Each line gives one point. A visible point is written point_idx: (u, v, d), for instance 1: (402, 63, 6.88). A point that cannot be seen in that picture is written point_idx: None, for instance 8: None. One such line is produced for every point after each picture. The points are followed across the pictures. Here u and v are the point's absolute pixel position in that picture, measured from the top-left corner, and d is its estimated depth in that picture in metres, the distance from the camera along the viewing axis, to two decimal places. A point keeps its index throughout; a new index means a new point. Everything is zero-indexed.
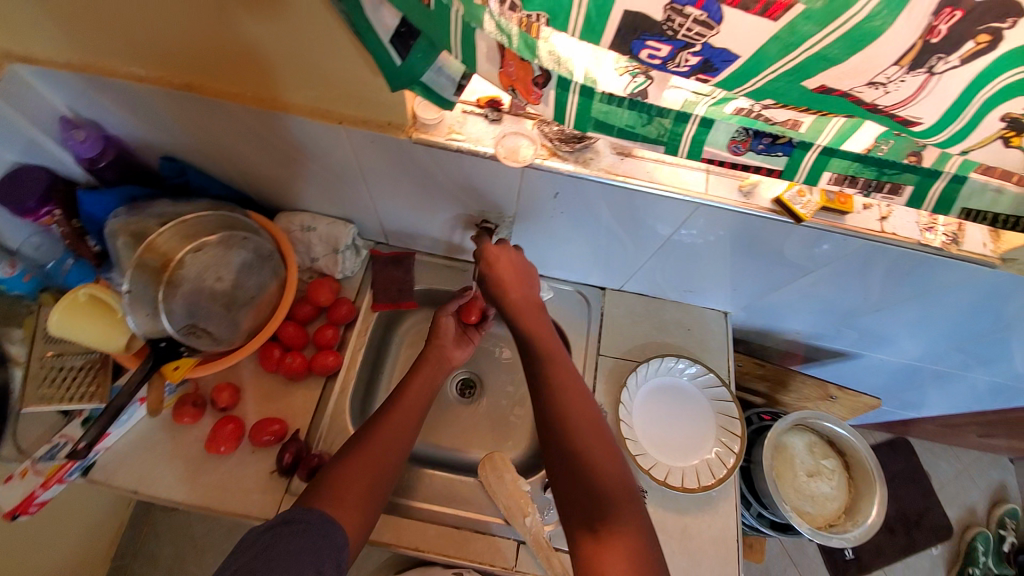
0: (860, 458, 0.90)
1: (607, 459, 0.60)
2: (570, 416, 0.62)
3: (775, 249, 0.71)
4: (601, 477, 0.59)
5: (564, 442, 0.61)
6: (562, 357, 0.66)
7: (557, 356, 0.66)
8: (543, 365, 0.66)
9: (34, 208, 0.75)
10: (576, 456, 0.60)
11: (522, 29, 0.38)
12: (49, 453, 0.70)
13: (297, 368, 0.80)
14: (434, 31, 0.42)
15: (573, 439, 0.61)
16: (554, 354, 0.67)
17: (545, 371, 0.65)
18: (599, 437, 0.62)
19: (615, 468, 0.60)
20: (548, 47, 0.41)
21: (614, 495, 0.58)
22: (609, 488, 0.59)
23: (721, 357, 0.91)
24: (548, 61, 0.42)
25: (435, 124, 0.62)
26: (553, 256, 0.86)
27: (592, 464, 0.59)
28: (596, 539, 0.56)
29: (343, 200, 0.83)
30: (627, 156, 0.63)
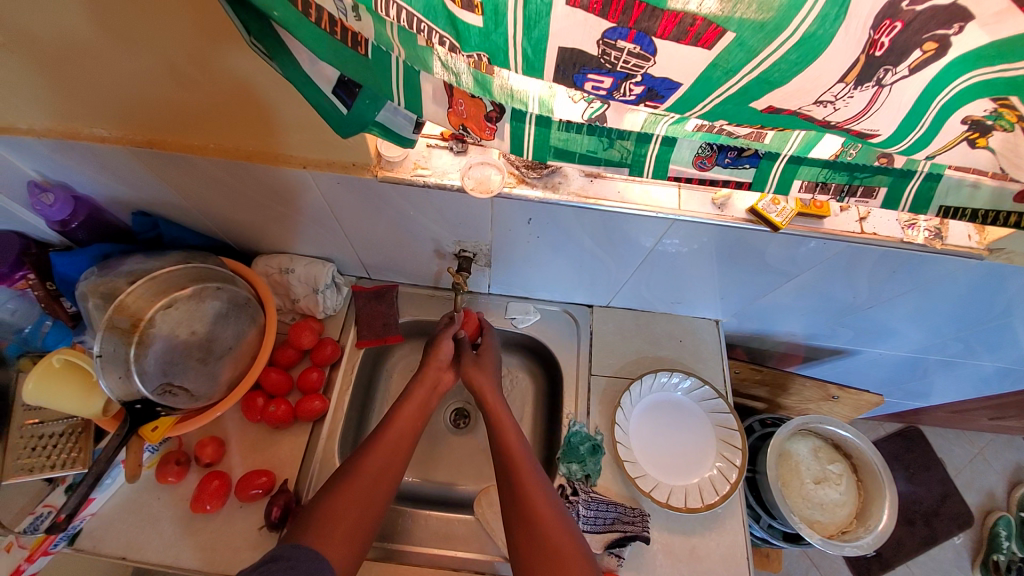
0: (867, 460, 0.88)
1: (558, 523, 0.62)
2: (528, 484, 0.65)
3: (756, 257, 0.70)
4: (554, 540, 0.60)
5: (523, 511, 0.63)
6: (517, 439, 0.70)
7: (512, 437, 0.70)
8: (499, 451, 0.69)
9: (8, 272, 0.74)
10: (533, 522, 0.62)
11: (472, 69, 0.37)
12: (31, 525, 0.67)
13: (282, 416, 0.78)
14: (375, 83, 0.39)
15: (530, 504, 0.63)
16: (509, 438, 0.71)
17: (500, 455, 0.69)
18: (552, 505, 0.64)
19: (567, 533, 0.61)
20: (501, 82, 0.39)
21: (568, 554, 0.59)
22: (565, 549, 0.60)
23: (715, 367, 0.89)
24: (500, 93, 0.39)
25: (399, 161, 0.61)
26: (536, 279, 0.85)
27: (548, 529, 0.61)
28: None
29: (319, 240, 0.82)
30: (596, 177, 0.62)
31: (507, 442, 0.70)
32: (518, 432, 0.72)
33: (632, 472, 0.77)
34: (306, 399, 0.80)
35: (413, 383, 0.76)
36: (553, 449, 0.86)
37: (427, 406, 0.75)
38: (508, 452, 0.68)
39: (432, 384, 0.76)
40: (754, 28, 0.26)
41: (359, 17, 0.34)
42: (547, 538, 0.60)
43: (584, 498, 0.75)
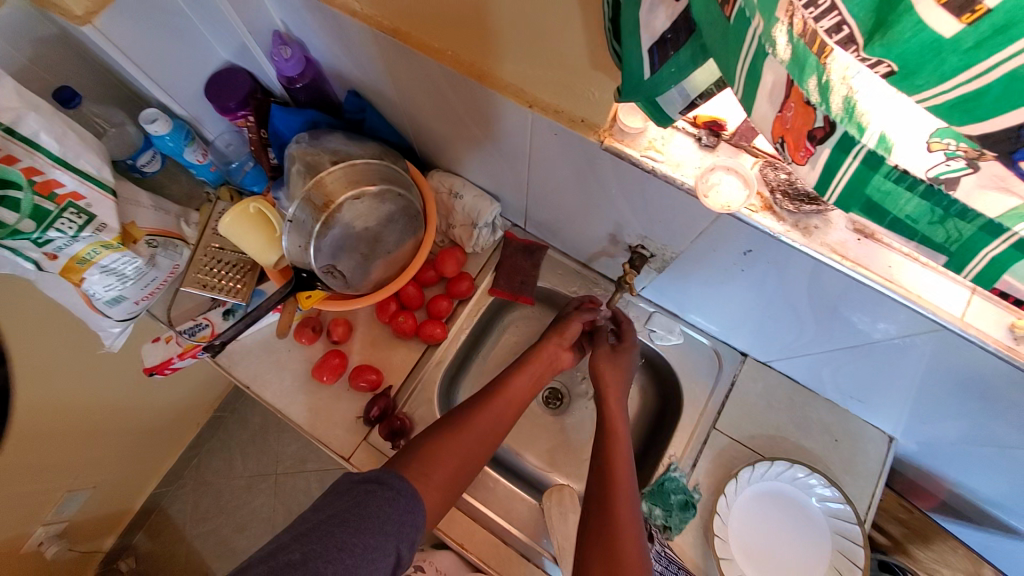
0: None
1: (632, 526, 0.58)
2: (619, 478, 0.62)
3: (1022, 409, 0.53)
4: (620, 544, 0.57)
5: (604, 500, 0.61)
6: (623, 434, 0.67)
7: (617, 431, 0.68)
8: (603, 438, 0.68)
9: (234, 110, 0.80)
10: (608, 516, 0.59)
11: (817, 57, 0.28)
12: (190, 330, 0.79)
13: (406, 329, 0.81)
14: (722, 51, 0.33)
15: (614, 501, 0.60)
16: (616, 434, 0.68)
17: (601, 445, 0.67)
18: (631, 509, 0.60)
19: (636, 541, 0.57)
20: (844, 91, 0.29)
21: (629, 560, 0.55)
22: (627, 557, 0.56)
23: (864, 487, 0.74)
24: (837, 108, 0.30)
25: (636, 134, 0.53)
26: (704, 304, 0.74)
27: (621, 528, 0.58)
28: None
29: (498, 175, 0.78)
30: (865, 237, 0.49)
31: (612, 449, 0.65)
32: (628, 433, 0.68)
33: (719, 552, 0.69)
34: (430, 323, 0.81)
35: (530, 355, 0.75)
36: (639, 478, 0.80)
37: (537, 380, 0.74)
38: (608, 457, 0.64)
39: (547, 364, 0.75)
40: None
41: None
42: (616, 536, 0.57)
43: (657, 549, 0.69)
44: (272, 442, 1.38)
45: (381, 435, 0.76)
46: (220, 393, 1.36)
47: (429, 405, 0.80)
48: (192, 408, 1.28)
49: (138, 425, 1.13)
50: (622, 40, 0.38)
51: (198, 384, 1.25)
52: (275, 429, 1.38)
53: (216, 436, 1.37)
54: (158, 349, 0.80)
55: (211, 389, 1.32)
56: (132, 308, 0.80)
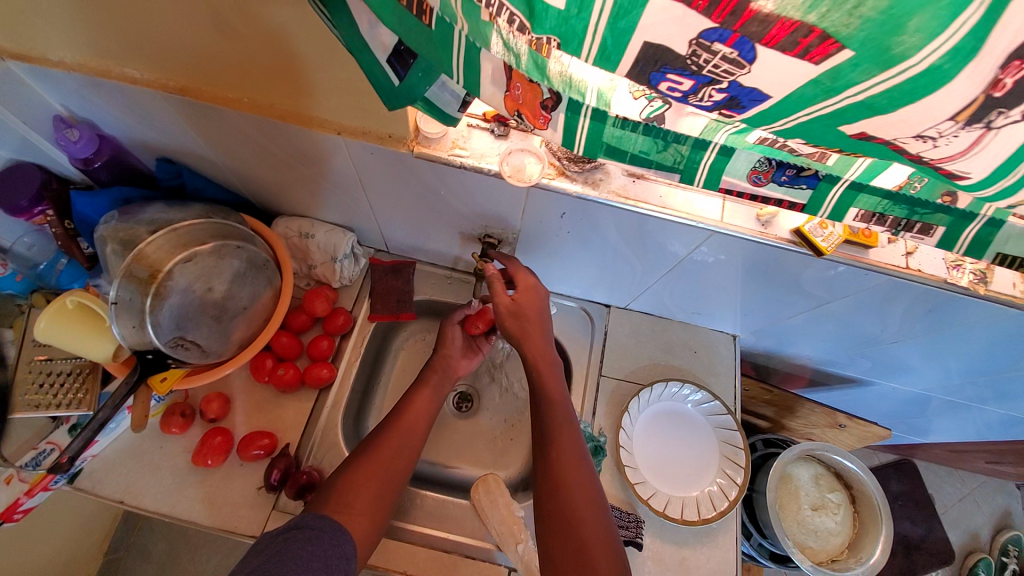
0: (867, 493, 0.85)
1: (590, 502, 0.56)
2: (563, 437, 0.60)
3: (792, 279, 0.67)
4: (585, 529, 0.55)
5: (556, 485, 0.57)
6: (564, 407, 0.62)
7: (558, 403, 0.62)
8: (544, 411, 0.62)
9: (27, 207, 0.73)
10: (563, 499, 0.57)
11: (532, 49, 0.34)
12: (33, 461, 0.67)
13: (290, 380, 0.78)
14: (436, 56, 0.38)
15: (559, 462, 0.59)
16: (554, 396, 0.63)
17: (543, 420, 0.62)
18: (586, 484, 0.58)
19: (598, 513, 0.56)
20: (559, 67, 0.36)
21: (597, 542, 0.54)
22: (594, 539, 0.54)
23: (727, 382, 0.88)
24: (558, 80, 0.37)
25: (438, 138, 0.59)
26: (560, 273, 0.83)
27: (572, 484, 0.57)
28: None
29: (341, 206, 0.79)
30: (638, 178, 0.60)
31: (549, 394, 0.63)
32: (566, 399, 0.64)
33: (632, 478, 0.77)
34: (314, 367, 0.80)
35: (425, 370, 0.75)
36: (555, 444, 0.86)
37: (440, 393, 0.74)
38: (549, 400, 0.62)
39: (442, 373, 0.74)
40: (874, 51, 0.23)
41: None
42: (564, 482, 0.57)
43: None
44: (187, 562, 1.20)
45: (290, 496, 0.72)
46: (108, 527, 1.18)
47: (337, 448, 0.78)
48: (74, 558, 1.08)
49: None
50: (356, 56, 0.40)
51: (75, 527, 1.06)
52: (186, 549, 1.21)
53: None
54: None
55: (97, 527, 1.13)
56: None
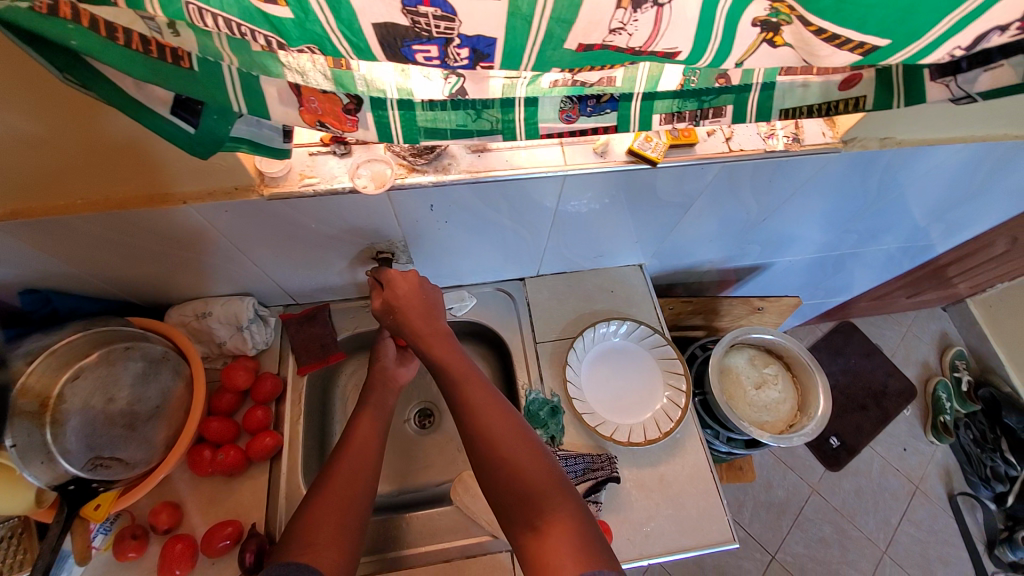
0: (796, 357, 0.94)
1: (524, 446, 0.56)
2: (474, 398, 0.59)
3: (652, 195, 0.74)
4: (531, 482, 0.54)
5: (487, 454, 0.56)
6: (473, 375, 0.61)
7: (466, 371, 0.61)
8: (452, 387, 0.60)
9: None
10: (500, 464, 0.55)
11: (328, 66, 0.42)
12: None
13: (234, 461, 0.76)
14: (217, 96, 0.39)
15: (479, 421, 0.58)
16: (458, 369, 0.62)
17: (456, 396, 0.60)
18: (520, 437, 0.57)
19: (537, 456, 0.56)
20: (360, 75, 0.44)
21: (546, 489, 0.54)
22: (543, 486, 0.54)
23: (648, 307, 0.95)
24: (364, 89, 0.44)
25: (284, 175, 0.60)
26: (463, 263, 0.87)
27: (498, 438, 0.56)
28: (535, 533, 0.52)
29: (229, 273, 0.78)
30: (483, 151, 0.64)
31: (448, 364, 0.61)
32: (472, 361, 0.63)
33: (591, 423, 0.81)
34: (257, 438, 0.78)
35: (366, 391, 0.76)
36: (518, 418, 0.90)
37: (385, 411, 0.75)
38: (451, 372, 0.61)
39: (384, 387, 0.77)
40: None
41: (177, 33, 0.35)
42: (488, 437, 0.57)
43: (558, 457, 0.77)
44: None
45: None
46: None
47: None
48: None
49: None
50: (137, 119, 0.40)
51: None
52: None
53: None
54: None
55: None
56: None
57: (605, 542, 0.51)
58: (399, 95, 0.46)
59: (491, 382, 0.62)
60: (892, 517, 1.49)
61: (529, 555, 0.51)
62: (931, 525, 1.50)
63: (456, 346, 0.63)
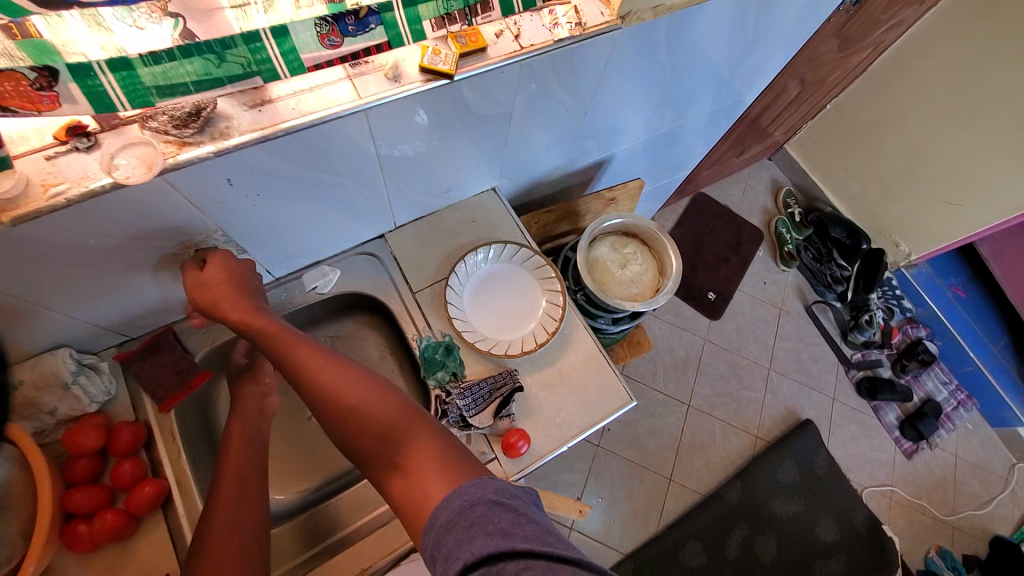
0: (646, 230, 1.03)
1: (372, 393, 0.57)
2: (313, 367, 0.58)
3: (467, 112, 0.73)
4: (385, 423, 0.55)
5: (338, 414, 0.56)
6: (307, 348, 0.60)
7: (300, 346, 0.60)
8: (291, 367, 0.59)
9: None
10: (352, 418, 0.55)
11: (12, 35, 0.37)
12: None
13: (116, 523, 0.67)
14: None
15: (322, 387, 0.57)
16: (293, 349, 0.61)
17: (296, 374, 0.59)
18: (367, 387, 0.58)
19: (387, 398, 0.57)
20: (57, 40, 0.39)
21: (399, 424, 0.54)
22: (397, 422, 0.55)
23: (511, 226, 0.97)
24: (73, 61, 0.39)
25: (25, 193, 0.50)
26: (306, 236, 0.80)
27: (343, 394, 0.56)
28: (402, 471, 0.52)
29: (17, 334, 0.65)
30: (264, 105, 0.58)
31: (283, 347, 0.60)
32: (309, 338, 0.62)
33: (484, 347, 0.85)
34: (135, 492, 0.70)
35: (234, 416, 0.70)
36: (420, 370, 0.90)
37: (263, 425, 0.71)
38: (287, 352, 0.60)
39: (256, 406, 0.71)
40: None
41: None
42: (334, 399, 0.56)
43: (455, 398, 0.81)
44: None
45: None
46: None
47: None
48: None
49: None
50: None
51: None
52: None
53: None
54: None
55: None
56: None
57: (468, 452, 0.53)
58: (108, 55, 0.41)
59: (333, 349, 0.62)
60: (768, 340, 1.79)
61: (398, 493, 0.51)
62: (797, 335, 1.82)
63: (291, 328, 0.63)
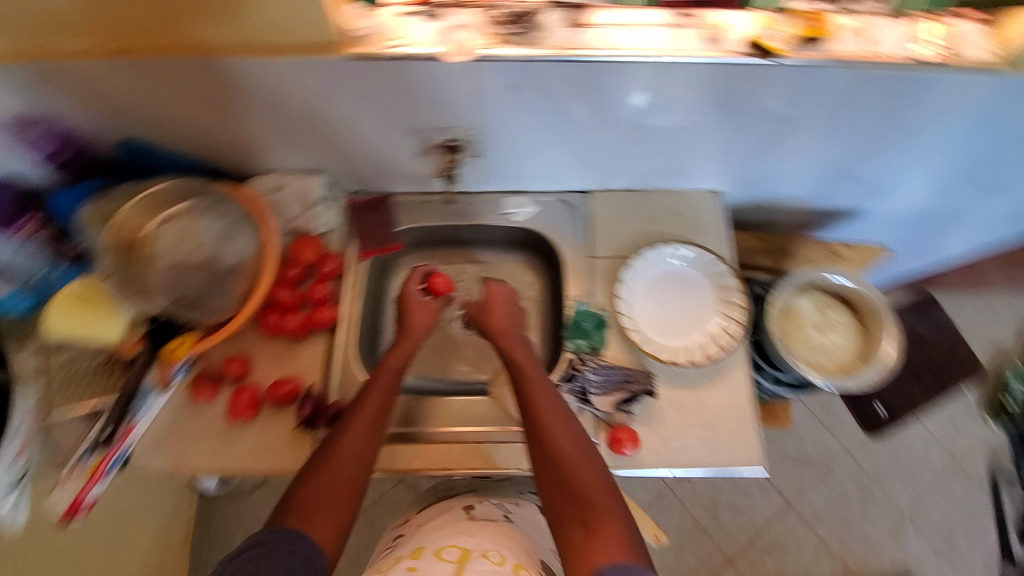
0: (869, 304, 0.88)
1: (581, 449, 0.64)
2: (547, 415, 0.67)
3: (757, 105, 0.68)
4: (587, 485, 0.61)
5: (547, 449, 0.64)
6: (553, 412, 0.67)
7: (545, 403, 0.67)
8: (527, 396, 0.69)
9: (9, 220, 0.73)
10: (559, 465, 0.62)
11: None
12: (85, 451, 0.70)
13: (296, 327, 0.81)
14: None
15: (549, 435, 0.65)
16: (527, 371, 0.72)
17: (529, 407, 0.68)
18: (579, 442, 0.65)
19: (593, 464, 0.63)
20: None
21: (599, 498, 0.60)
22: (597, 493, 0.60)
23: (716, 235, 0.88)
24: None
25: (369, 35, 0.58)
26: (532, 163, 0.83)
27: (564, 448, 0.64)
28: (585, 530, 0.58)
29: (297, 146, 0.79)
30: (580, 27, 0.59)
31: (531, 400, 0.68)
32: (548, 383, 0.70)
33: (637, 339, 0.80)
34: (317, 310, 0.82)
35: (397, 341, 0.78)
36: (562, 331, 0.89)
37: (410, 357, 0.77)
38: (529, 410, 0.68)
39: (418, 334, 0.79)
40: None
41: None
42: (556, 451, 0.64)
43: (590, 366, 0.80)
44: None
45: (325, 428, 0.76)
46: (187, 528, 1.24)
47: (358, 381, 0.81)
48: (165, 553, 1.15)
49: None
50: None
51: (173, 502, 1.17)
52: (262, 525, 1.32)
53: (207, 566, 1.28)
54: (62, 494, 0.70)
55: (180, 519, 1.21)
56: (13, 469, 0.67)
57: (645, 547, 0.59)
58: None
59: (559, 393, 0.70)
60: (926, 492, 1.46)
61: (577, 547, 0.57)
62: (968, 506, 1.45)
63: (537, 368, 0.73)
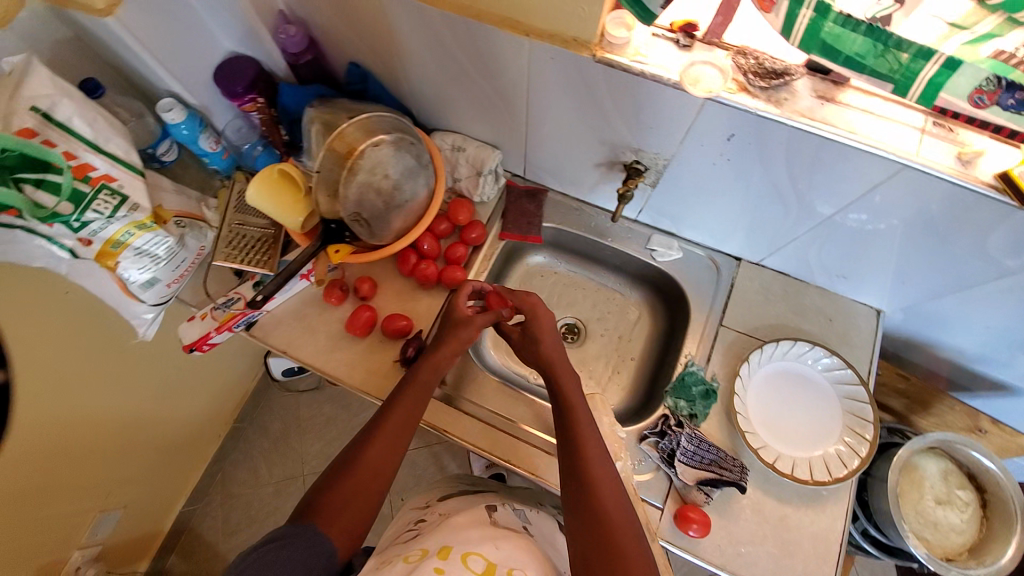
0: (1003, 498, 0.76)
1: (626, 516, 0.59)
2: (594, 471, 0.62)
3: (973, 240, 0.62)
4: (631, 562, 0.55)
5: (593, 507, 0.59)
6: (604, 471, 0.62)
7: (593, 461, 0.63)
8: (573, 447, 0.64)
9: (242, 93, 0.84)
10: (604, 529, 0.57)
11: None
12: (225, 303, 0.81)
13: (430, 275, 0.87)
14: None
15: (594, 495, 0.60)
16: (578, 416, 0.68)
17: (571, 459, 0.64)
18: (626, 512, 0.59)
19: (639, 541, 0.57)
20: None
21: None
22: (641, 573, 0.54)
23: (864, 355, 0.82)
24: None
25: (622, 45, 0.61)
26: (698, 212, 0.83)
27: (609, 513, 0.58)
28: None
29: (494, 121, 0.85)
30: (827, 101, 0.59)
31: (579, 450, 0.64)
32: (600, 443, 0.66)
33: (744, 427, 0.76)
34: (451, 268, 0.87)
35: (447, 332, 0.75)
36: (660, 380, 0.87)
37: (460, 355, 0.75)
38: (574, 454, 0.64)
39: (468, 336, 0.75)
40: None
41: None
42: (603, 511, 0.58)
43: (685, 432, 0.76)
44: (295, 442, 1.40)
45: None
46: (237, 402, 1.36)
47: None
48: (214, 414, 1.28)
49: (160, 439, 1.11)
50: None
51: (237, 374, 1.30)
52: (297, 430, 1.41)
53: (239, 446, 1.39)
54: (195, 327, 0.82)
55: (233, 396, 1.33)
56: (164, 291, 0.81)
57: None
58: None
59: (610, 456, 0.65)
60: None
61: None
62: None
63: (592, 421, 0.68)
